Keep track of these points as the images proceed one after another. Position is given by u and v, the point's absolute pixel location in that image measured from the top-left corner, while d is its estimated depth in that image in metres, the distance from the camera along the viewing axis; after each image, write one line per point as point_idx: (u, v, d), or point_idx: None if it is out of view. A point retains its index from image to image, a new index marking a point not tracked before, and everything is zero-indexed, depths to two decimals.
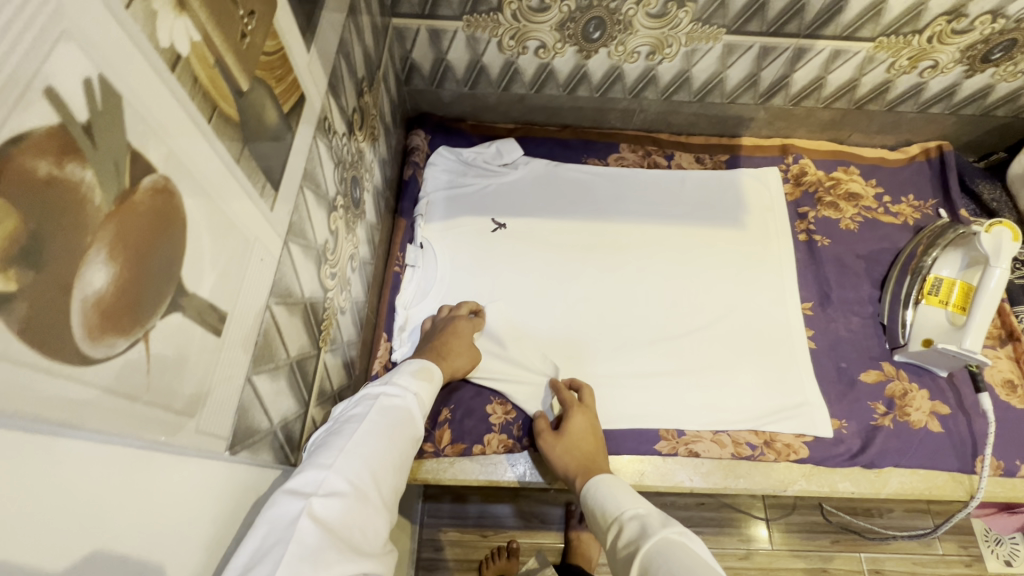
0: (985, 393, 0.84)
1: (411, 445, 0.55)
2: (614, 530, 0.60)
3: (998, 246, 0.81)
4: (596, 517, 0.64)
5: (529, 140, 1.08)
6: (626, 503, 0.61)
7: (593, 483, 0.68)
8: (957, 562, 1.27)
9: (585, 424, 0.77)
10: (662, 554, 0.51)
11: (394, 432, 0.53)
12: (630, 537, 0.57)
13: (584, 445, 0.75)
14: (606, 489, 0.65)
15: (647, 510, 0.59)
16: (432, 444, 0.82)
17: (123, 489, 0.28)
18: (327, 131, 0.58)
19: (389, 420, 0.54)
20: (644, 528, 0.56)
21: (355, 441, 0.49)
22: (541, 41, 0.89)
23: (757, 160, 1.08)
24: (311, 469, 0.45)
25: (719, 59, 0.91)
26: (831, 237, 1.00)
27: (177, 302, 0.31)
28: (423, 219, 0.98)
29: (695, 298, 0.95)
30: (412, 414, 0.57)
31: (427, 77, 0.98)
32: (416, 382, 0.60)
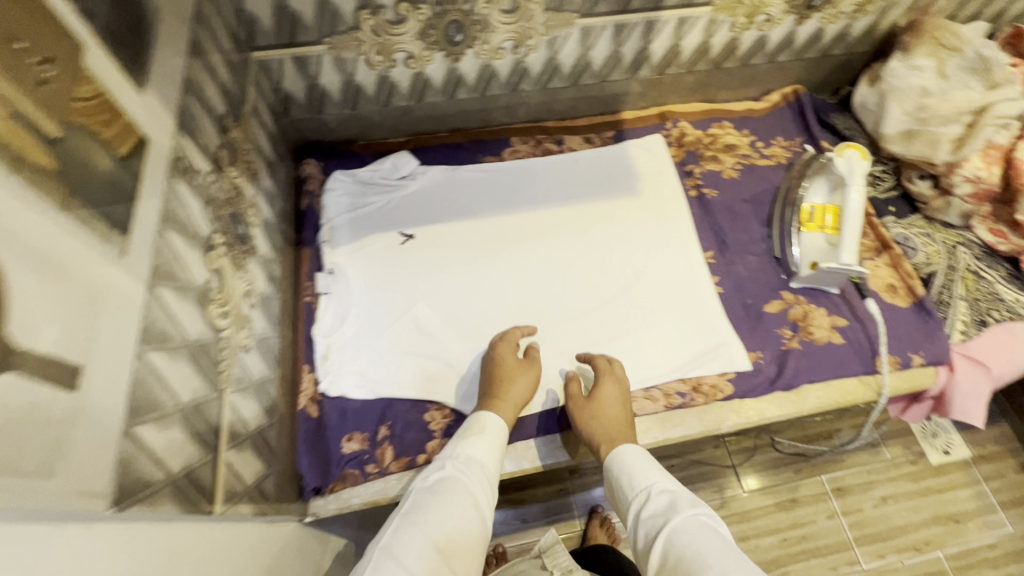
0: (870, 299, 0.93)
1: (472, 506, 0.65)
2: (639, 503, 0.64)
3: (850, 167, 0.90)
4: (616, 490, 0.68)
5: (422, 149, 1.09)
6: (653, 477, 0.65)
7: (614, 456, 0.71)
8: (906, 463, 1.38)
9: (613, 386, 0.80)
10: (689, 538, 0.56)
11: (448, 505, 0.63)
12: (656, 510, 0.62)
13: (617, 403, 0.78)
14: (632, 459, 0.68)
15: (672, 484, 0.64)
16: (375, 464, 0.80)
17: None
18: (188, 172, 0.57)
19: (440, 496, 0.65)
20: (673, 508, 0.61)
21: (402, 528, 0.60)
22: (408, 52, 0.91)
23: (640, 131, 1.15)
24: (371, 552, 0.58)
25: (580, 42, 0.96)
26: (717, 188, 1.07)
27: (4, 362, 0.30)
28: (328, 245, 0.97)
29: (608, 270, 1.00)
30: (460, 479, 0.67)
31: (305, 105, 0.97)
32: (464, 452, 0.70)
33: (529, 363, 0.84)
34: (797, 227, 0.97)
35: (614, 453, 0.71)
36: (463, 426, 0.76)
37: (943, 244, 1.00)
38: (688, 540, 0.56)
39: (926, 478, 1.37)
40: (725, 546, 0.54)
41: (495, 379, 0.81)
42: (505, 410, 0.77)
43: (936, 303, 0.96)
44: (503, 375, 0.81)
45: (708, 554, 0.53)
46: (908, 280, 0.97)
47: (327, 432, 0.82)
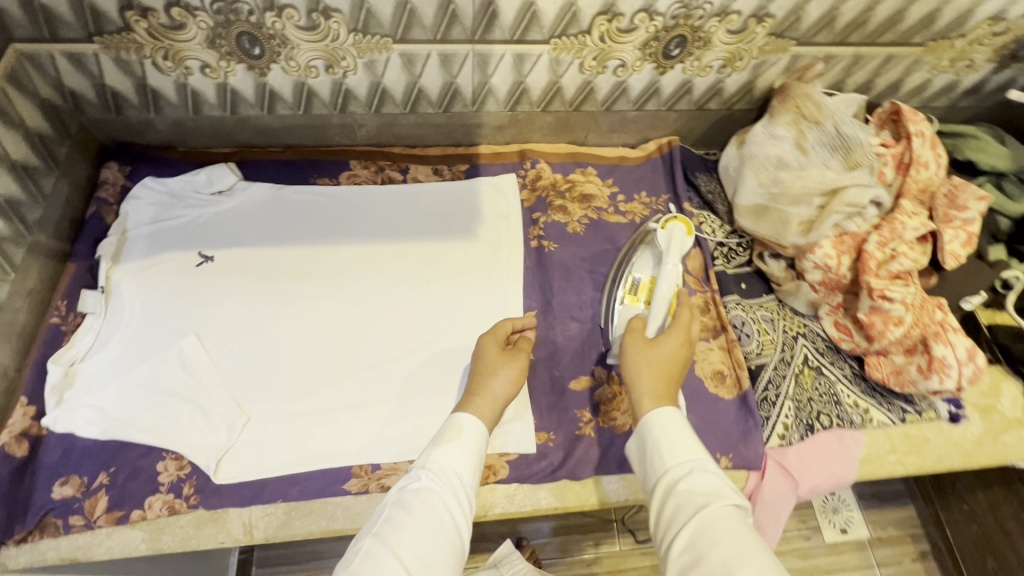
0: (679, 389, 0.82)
1: (448, 528, 0.59)
2: (676, 476, 0.59)
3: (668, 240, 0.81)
4: (649, 453, 0.63)
5: (248, 163, 1.01)
6: (695, 451, 0.60)
7: (654, 415, 0.64)
8: (798, 538, 1.25)
9: (686, 337, 0.74)
10: (721, 530, 0.53)
11: (428, 528, 0.58)
12: (694, 488, 0.57)
13: (666, 354, 0.71)
14: (677, 427, 0.62)
15: (708, 460, 0.60)
16: (82, 515, 0.73)
17: None
18: None
19: (415, 511, 0.60)
20: (717, 491, 0.57)
21: (375, 551, 0.56)
22: (202, 60, 0.82)
23: (496, 168, 1.06)
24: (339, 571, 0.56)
25: (404, 69, 0.88)
26: (559, 241, 0.99)
27: None
28: (107, 259, 0.89)
29: (417, 321, 0.90)
30: (433, 496, 0.61)
31: (100, 105, 0.89)
32: (440, 460, 0.64)
33: (512, 356, 0.79)
34: (621, 298, 0.88)
35: (654, 414, 0.63)
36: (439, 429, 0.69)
37: (783, 334, 0.91)
38: (717, 530, 0.53)
39: (817, 555, 1.24)
40: (757, 546, 0.52)
41: (475, 374, 0.76)
42: (490, 411, 0.72)
43: (761, 400, 0.87)
44: (484, 370, 0.76)
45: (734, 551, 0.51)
46: (736, 369, 0.88)
47: (37, 473, 0.74)
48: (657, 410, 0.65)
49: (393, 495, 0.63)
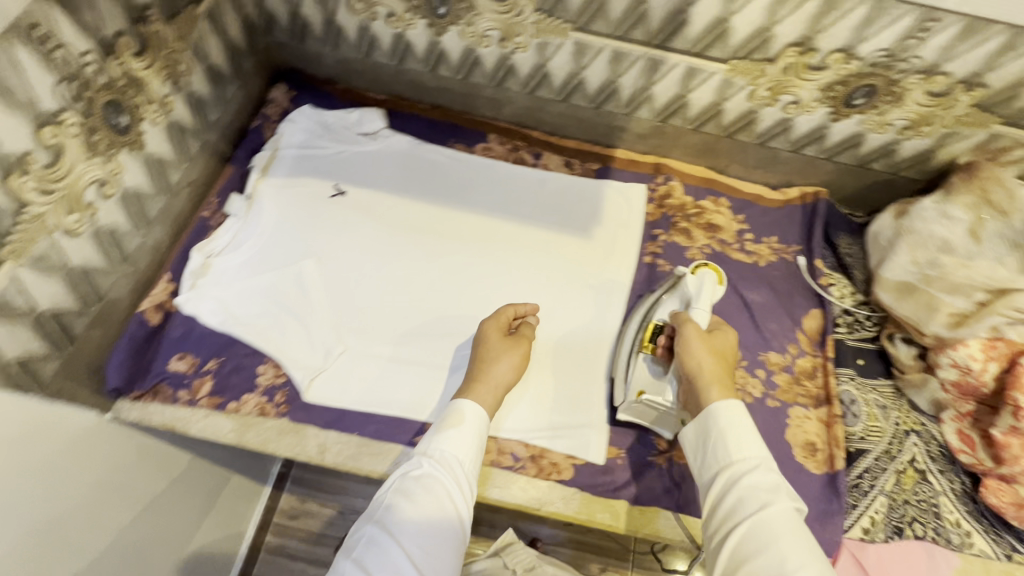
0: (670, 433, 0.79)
1: (444, 518, 0.62)
2: (741, 470, 0.62)
3: (700, 287, 0.80)
4: (711, 440, 0.65)
5: (397, 114, 1.05)
6: (757, 448, 0.63)
7: (716, 407, 0.66)
8: None
9: (732, 339, 0.76)
10: (780, 527, 0.57)
11: (427, 516, 0.62)
12: (753, 485, 0.60)
13: (717, 349, 0.73)
14: (743, 424, 0.64)
15: (765, 460, 0.62)
16: (188, 391, 0.80)
17: None
18: (42, 42, 0.56)
19: (417, 495, 0.63)
20: (777, 488, 0.60)
21: (379, 538, 0.60)
22: (389, 9, 0.86)
23: (627, 176, 1.05)
24: (343, 554, 0.60)
25: (573, 58, 0.87)
26: (675, 263, 0.96)
27: None
28: (258, 170, 0.96)
29: (516, 302, 0.91)
30: (433, 484, 0.64)
31: (287, 30, 0.95)
32: (441, 447, 0.67)
33: (513, 343, 0.80)
34: (639, 347, 0.81)
35: (723, 405, 0.65)
36: (441, 416, 0.71)
37: (894, 426, 0.84)
38: (773, 522, 0.57)
39: None
40: (810, 544, 0.57)
41: (479, 359, 0.78)
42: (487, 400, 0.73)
43: (852, 486, 0.80)
44: (484, 356, 0.78)
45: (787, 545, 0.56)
46: (831, 447, 0.82)
47: (161, 344, 0.82)
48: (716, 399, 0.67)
49: (395, 478, 0.66)
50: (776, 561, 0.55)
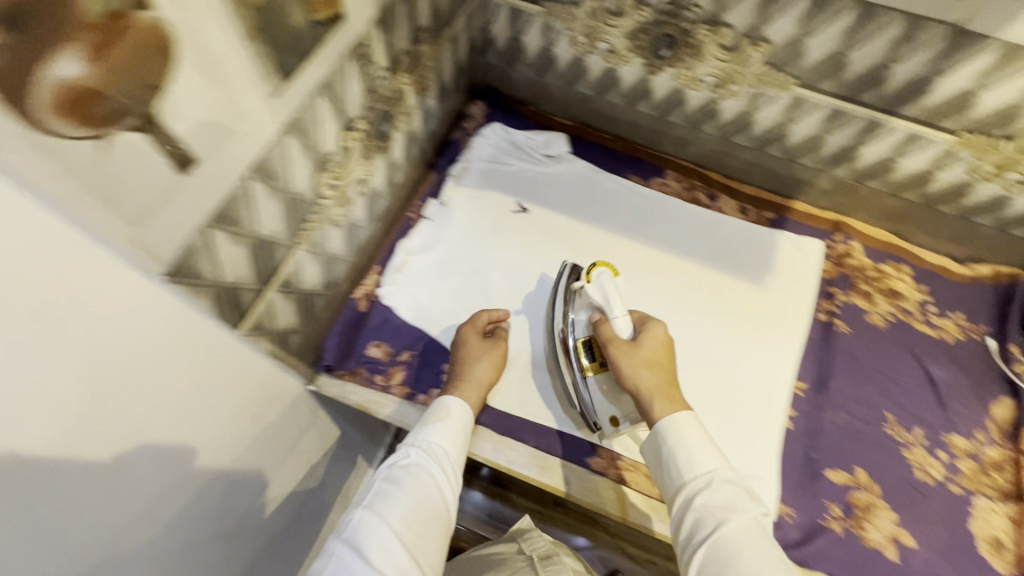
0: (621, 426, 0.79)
1: (423, 510, 0.64)
2: (695, 487, 0.61)
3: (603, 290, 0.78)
4: (667, 459, 0.64)
5: (580, 140, 1.09)
6: (710, 463, 0.62)
7: (673, 420, 0.65)
8: None
9: (663, 336, 0.75)
10: (734, 545, 0.55)
11: (411, 505, 0.63)
12: (713, 504, 0.59)
13: (658, 363, 0.72)
14: (694, 438, 0.64)
15: (730, 478, 0.61)
16: (383, 377, 0.86)
17: (45, 250, 0.34)
18: (364, 59, 0.63)
19: (408, 485, 0.65)
20: (735, 503, 0.59)
21: (360, 519, 0.62)
22: (611, 46, 0.90)
23: (804, 229, 1.04)
24: (333, 536, 0.62)
25: (785, 110, 0.88)
26: (852, 326, 0.94)
27: (144, 126, 0.38)
28: (453, 179, 1.03)
29: (686, 341, 0.94)
30: (416, 475, 0.66)
31: (500, 53, 1.02)
32: (429, 441, 0.69)
33: (490, 346, 0.84)
34: (584, 370, 0.80)
35: (669, 420, 0.65)
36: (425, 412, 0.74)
37: None
38: (725, 532, 0.56)
39: None
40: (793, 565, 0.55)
41: (460, 360, 0.81)
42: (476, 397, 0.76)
43: None
44: (465, 358, 0.82)
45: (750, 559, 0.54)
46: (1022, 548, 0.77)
47: (363, 329, 0.89)
48: (675, 411, 0.67)
49: (384, 466, 0.68)
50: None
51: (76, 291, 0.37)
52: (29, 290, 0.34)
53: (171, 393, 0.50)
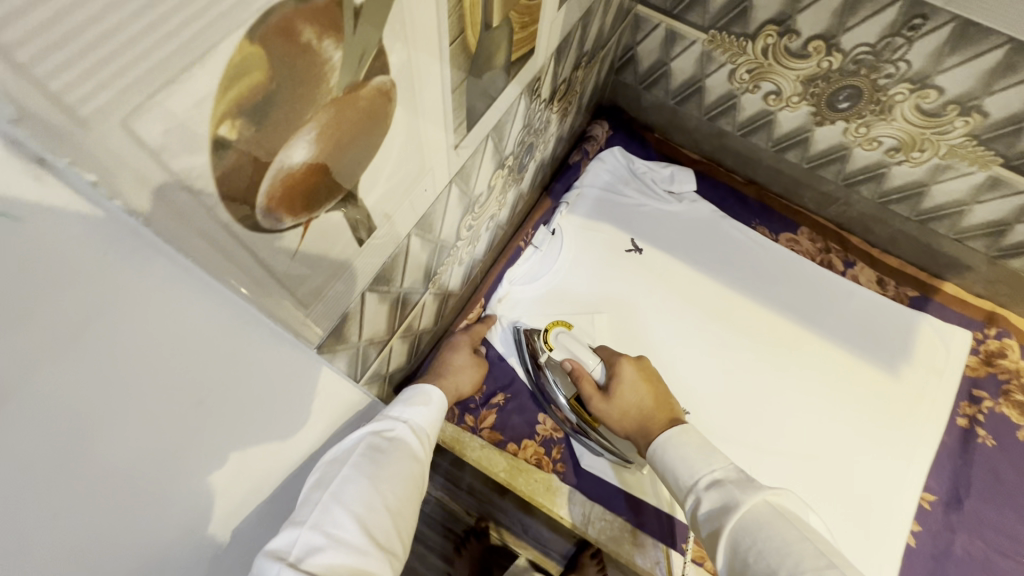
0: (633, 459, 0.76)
1: (409, 484, 0.49)
2: (692, 501, 0.53)
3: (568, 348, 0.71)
4: (666, 479, 0.58)
5: (707, 179, 1.00)
6: (699, 468, 0.54)
7: (659, 446, 0.59)
8: None
9: (635, 373, 0.70)
10: (744, 540, 0.46)
11: (398, 475, 0.48)
12: (708, 510, 0.51)
13: (639, 409, 0.67)
14: (677, 453, 0.57)
15: (726, 474, 0.53)
16: (473, 418, 0.81)
17: (220, 346, 0.28)
18: (532, 93, 0.56)
19: (395, 454, 0.50)
20: (728, 498, 0.50)
21: (342, 480, 0.45)
22: (777, 87, 0.80)
23: (951, 315, 0.91)
24: (287, 526, 0.40)
25: (973, 188, 0.76)
26: (999, 439, 0.83)
27: (344, 201, 0.31)
28: (567, 206, 0.95)
29: (803, 425, 0.84)
30: (409, 449, 0.52)
31: (639, 75, 0.93)
32: (414, 414, 0.55)
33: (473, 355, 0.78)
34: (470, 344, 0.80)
35: (658, 446, 0.59)
36: (409, 390, 0.60)
37: None
38: (755, 535, 0.46)
39: None
40: (789, 534, 0.45)
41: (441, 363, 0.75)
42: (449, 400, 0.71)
43: None
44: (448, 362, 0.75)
45: (795, 558, 0.43)
46: None
47: None
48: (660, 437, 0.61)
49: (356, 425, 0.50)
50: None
51: (239, 388, 0.32)
52: (202, 393, 0.28)
53: (255, 437, 0.35)
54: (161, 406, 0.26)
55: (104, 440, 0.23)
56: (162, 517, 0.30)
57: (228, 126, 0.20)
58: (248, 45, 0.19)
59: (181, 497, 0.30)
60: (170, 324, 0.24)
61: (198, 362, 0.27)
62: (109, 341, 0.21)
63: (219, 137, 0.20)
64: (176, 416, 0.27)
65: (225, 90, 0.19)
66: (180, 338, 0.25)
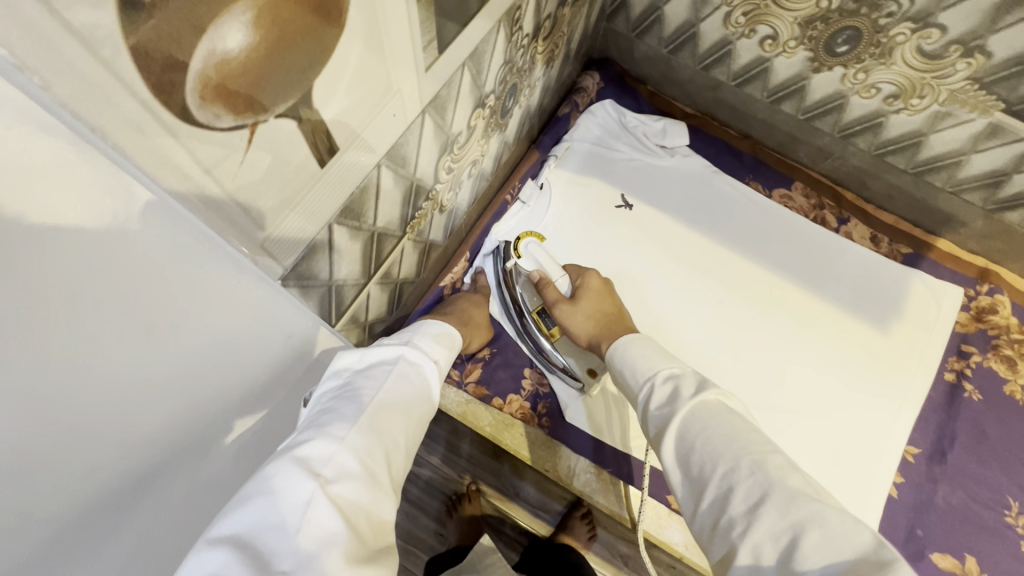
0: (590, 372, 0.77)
1: (424, 423, 0.50)
2: (645, 392, 0.53)
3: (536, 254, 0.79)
4: (623, 379, 0.58)
5: (700, 133, 0.98)
6: (659, 364, 0.54)
7: (621, 345, 0.60)
8: None
9: (599, 284, 0.76)
10: (695, 430, 0.46)
11: (416, 409, 0.49)
12: (662, 400, 0.51)
13: (599, 312, 0.72)
14: (638, 353, 0.57)
15: (683, 372, 0.53)
16: (459, 373, 0.80)
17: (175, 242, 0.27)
18: (513, 23, 0.52)
19: (415, 389, 0.51)
20: (679, 395, 0.50)
21: (375, 407, 0.46)
22: (774, 32, 0.76)
23: (943, 271, 0.90)
24: (323, 438, 0.42)
25: (971, 137, 0.74)
26: (986, 394, 0.83)
27: (297, 110, 0.29)
28: (556, 160, 0.92)
29: (789, 380, 0.84)
30: (428, 385, 0.53)
31: (631, 22, 0.89)
32: (434, 352, 0.56)
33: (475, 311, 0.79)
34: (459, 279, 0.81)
35: (619, 341, 0.60)
36: (432, 325, 0.60)
37: None
38: (708, 423, 0.46)
39: None
40: (741, 428, 0.46)
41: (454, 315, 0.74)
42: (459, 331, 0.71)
43: None
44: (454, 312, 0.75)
45: (742, 443, 0.44)
46: None
47: None
48: (619, 339, 0.62)
49: (383, 348, 0.51)
50: (723, 471, 0.43)
51: (183, 297, 0.30)
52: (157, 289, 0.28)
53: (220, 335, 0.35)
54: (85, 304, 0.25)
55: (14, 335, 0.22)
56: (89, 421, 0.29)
57: None
58: None
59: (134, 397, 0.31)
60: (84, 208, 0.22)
61: (123, 258, 0.25)
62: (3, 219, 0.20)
63: None
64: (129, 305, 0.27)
65: None
66: (88, 227, 0.23)
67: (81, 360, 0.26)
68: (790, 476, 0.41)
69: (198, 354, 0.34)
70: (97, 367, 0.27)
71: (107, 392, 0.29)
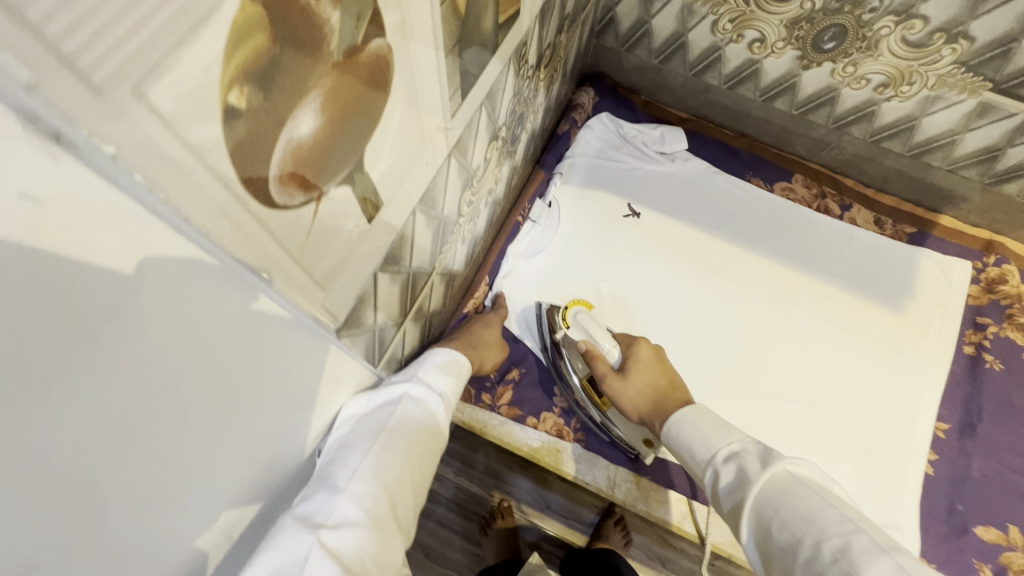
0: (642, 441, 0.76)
1: (428, 459, 0.53)
2: (707, 474, 0.53)
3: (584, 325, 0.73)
4: (683, 457, 0.58)
5: (697, 136, 1.00)
6: (714, 442, 0.54)
7: (674, 423, 0.60)
8: None
9: (651, 353, 0.72)
10: (767, 513, 0.46)
11: (418, 449, 0.52)
12: (727, 485, 0.51)
13: (653, 385, 0.69)
14: (691, 429, 0.57)
15: (742, 446, 0.53)
16: (490, 396, 0.81)
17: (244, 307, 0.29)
18: (521, 58, 0.55)
19: (418, 427, 0.52)
20: (744, 476, 0.50)
21: (376, 452, 0.48)
22: (761, 35, 0.79)
23: (949, 247, 0.92)
24: (322, 493, 0.44)
25: (964, 116, 0.76)
26: (1007, 363, 0.84)
27: (352, 176, 0.31)
28: (561, 177, 0.94)
29: (813, 369, 0.85)
30: (433, 419, 0.55)
31: (621, 37, 0.92)
32: (439, 383, 0.57)
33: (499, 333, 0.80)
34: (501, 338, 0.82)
35: (673, 423, 0.60)
36: (438, 352, 0.62)
37: None
38: (778, 504, 0.46)
39: None
40: (811, 504, 0.45)
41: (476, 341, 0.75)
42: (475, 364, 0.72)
43: None
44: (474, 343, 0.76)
45: (820, 525, 0.42)
46: None
47: None
48: (673, 414, 0.61)
49: (387, 387, 0.53)
50: (806, 556, 0.42)
51: (247, 359, 0.31)
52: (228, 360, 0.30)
53: (275, 391, 0.37)
54: (172, 395, 0.26)
55: (118, 428, 0.24)
56: (176, 492, 0.30)
57: (237, 93, 0.19)
58: (248, 3, 0.18)
59: (210, 458, 0.32)
60: (172, 302, 0.24)
61: (207, 339, 0.27)
62: (116, 320, 0.21)
63: (229, 104, 0.19)
64: (209, 378, 0.29)
65: (233, 53, 0.18)
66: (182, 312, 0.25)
67: (167, 433, 0.27)
68: (875, 558, 0.39)
69: (258, 410, 0.36)
70: (181, 446, 0.29)
71: (187, 464, 0.30)
